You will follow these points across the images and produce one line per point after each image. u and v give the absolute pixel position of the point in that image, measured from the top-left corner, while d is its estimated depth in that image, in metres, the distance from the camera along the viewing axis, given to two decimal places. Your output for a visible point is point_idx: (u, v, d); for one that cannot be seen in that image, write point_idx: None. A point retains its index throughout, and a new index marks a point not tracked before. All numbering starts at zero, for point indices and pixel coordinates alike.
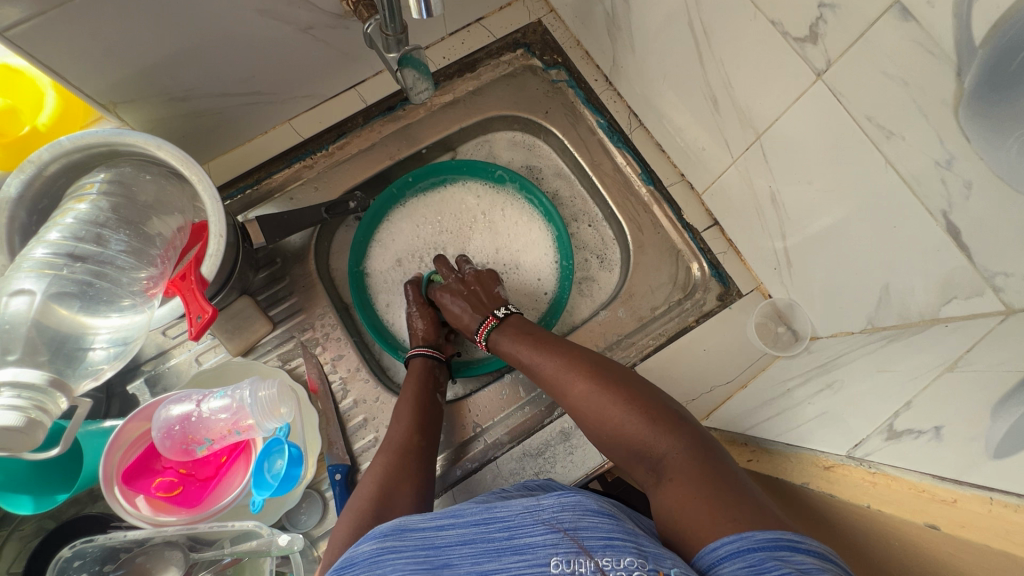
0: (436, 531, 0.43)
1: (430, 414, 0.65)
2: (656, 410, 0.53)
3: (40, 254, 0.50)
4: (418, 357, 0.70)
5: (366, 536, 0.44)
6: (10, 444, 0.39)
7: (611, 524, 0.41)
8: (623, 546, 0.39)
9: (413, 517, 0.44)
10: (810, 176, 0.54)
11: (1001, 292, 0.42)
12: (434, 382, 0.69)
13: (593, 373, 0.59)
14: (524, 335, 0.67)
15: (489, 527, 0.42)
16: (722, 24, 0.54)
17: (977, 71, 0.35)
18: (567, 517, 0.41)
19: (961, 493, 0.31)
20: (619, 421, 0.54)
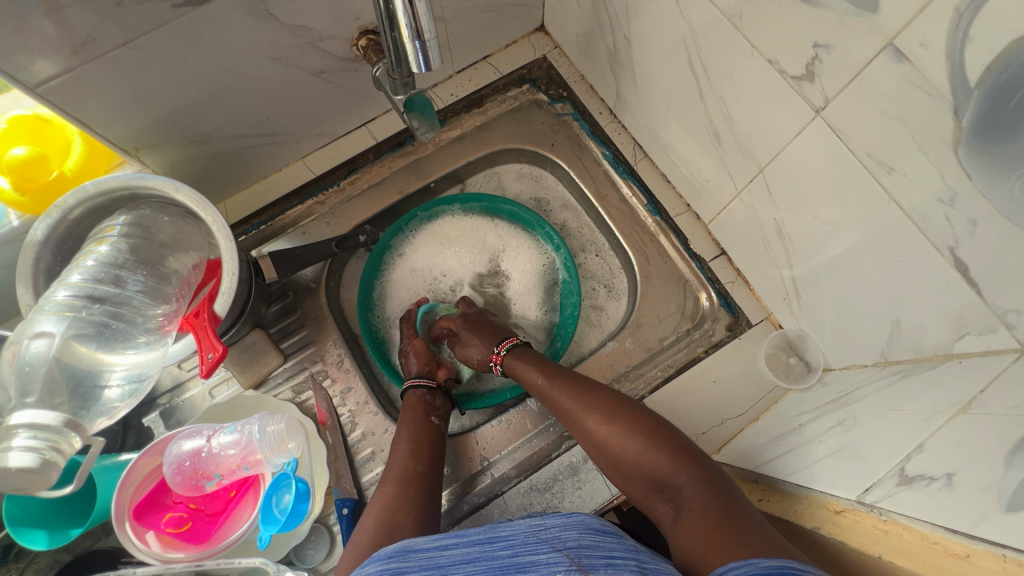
0: (440, 551, 0.45)
1: (424, 439, 0.65)
2: (674, 446, 0.56)
3: (61, 297, 0.52)
4: (412, 390, 0.70)
5: (370, 559, 0.46)
6: (25, 484, 0.40)
7: (612, 541, 0.44)
8: (623, 564, 0.42)
9: (418, 540, 0.47)
10: (814, 208, 0.54)
11: (1014, 329, 0.41)
12: (425, 406, 0.69)
13: (607, 406, 0.61)
14: (538, 370, 0.67)
15: (493, 547, 0.45)
16: (720, 61, 0.55)
17: (973, 113, 0.35)
18: (569, 535, 0.44)
19: (976, 549, 0.30)
20: (639, 456, 0.56)
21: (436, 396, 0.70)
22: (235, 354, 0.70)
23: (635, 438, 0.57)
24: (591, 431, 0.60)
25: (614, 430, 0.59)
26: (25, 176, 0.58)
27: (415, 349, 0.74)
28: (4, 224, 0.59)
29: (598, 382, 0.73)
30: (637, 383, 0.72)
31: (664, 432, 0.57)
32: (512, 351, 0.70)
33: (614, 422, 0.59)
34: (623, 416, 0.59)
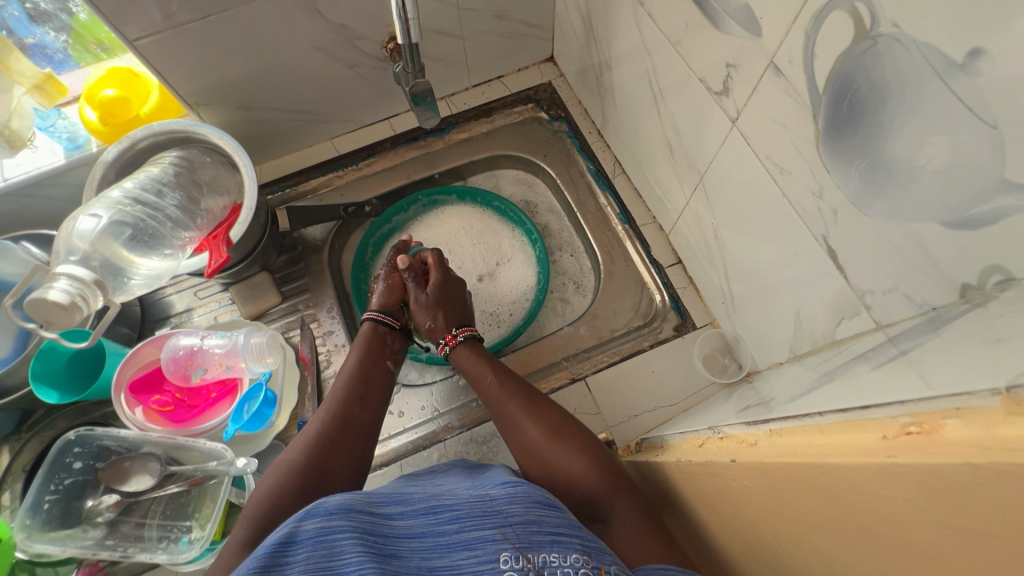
0: (383, 519, 0.47)
1: (375, 377, 0.70)
2: (608, 464, 0.60)
3: (115, 195, 0.65)
4: (372, 322, 0.76)
5: (308, 512, 0.45)
6: (54, 318, 0.51)
7: (555, 515, 0.49)
8: (567, 543, 0.46)
9: (359, 498, 0.48)
10: (738, 210, 0.62)
11: (871, 310, 0.47)
12: (384, 346, 0.74)
13: (552, 423, 0.64)
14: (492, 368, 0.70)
15: (438, 519, 0.48)
16: (670, 83, 0.66)
17: (824, 115, 0.44)
18: (516, 511, 0.48)
19: (761, 435, 0.35)
20: (574, 469, 0.59)
21: (395, 340, 0.76)
22: (241, 290, 0.84)
23: (573, 453, 0.60)
24: (533, 445, 0.63)
25: (553, 442, 0.62)
26: (111, 112, 0.74)
27: (391, 283, 0.80)
28: (86, 150, 0.75)
29: (550, 359, 0.80)
30: (583, 364, 0.79)
31: (603, 454, 0.61)
32: (462, 342, 0.74)
33: (554, 435, 0.62)
34: (565, 435, 0.62)
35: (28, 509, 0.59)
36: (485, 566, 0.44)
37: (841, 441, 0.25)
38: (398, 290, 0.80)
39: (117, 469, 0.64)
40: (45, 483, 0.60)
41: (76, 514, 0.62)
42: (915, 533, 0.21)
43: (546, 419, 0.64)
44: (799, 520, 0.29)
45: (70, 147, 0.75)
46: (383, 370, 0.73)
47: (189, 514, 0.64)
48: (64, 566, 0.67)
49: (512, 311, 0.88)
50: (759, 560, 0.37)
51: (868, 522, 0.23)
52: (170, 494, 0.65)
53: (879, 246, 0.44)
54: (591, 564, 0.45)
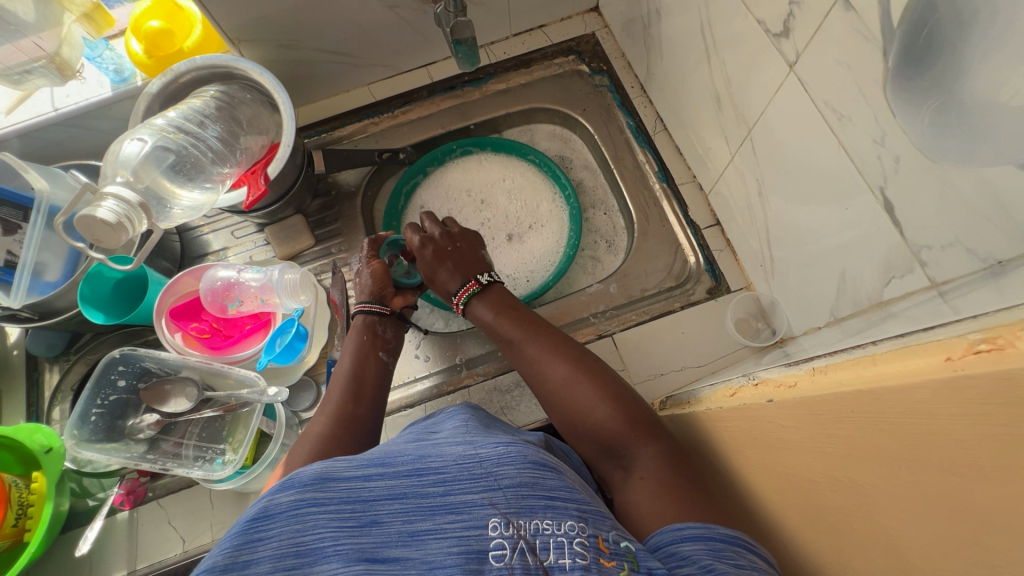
0: (362, 483, 0.44)
1: (368, 374, 0.67)
2: (631, 412, 0.58)
3: (160, 124, 0.66)
4: (363, 316, 0.71)
5: (282, 484, 0.43)
6: (102, 236, 0.53)
7: (550, 477, 0.48)
8: (562, 510, 0.46)
9: (336, 465, 0.45)
10: (789, 165, 0.59)
11: (926, 267, 0.45)
12: (373, 338, 0.71)
13: (576, 366, 0.62)
14: (507, 310, 0.69)
15: (422, 481, 0.46)
16: (724, 28, 0.62)
17: (896, 51, 0.41)
18: (507, 473, 0.47)
19: (800, 376, 0.34)
20: (594, 414, 0.59)
21: (387, 329, 0.72)
22: (276, 230, 0.85)
23: (593, 399, 0.59)
24: (554, 388, 0.62)
25: (571, 386, 0.61)
26: (156, 44, 0.74)
27: (374, 269, 0.74)
28: (132, 83, 0.76)
29: (577, 315, 0.79)
30: (611, 322, 0.78)
31: (625, 396, 0.60)
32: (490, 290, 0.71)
33: (574, 380, 0.61)
34: (591, 377, 0.61)
35: (77, 420, 0.62)
36: (472, 531, 0.43)
37: (897, 366, 0.24)
38: (384, 279, 0.75)
39: (157, 391, 0.67)
40: (92, 397, 0.63)
41: (119, 430, 0.66)
42: (977, 451, 0.20)
43: (569, 363, 0.63)
44: (837, 455, 0.29)
45: (116, 79, 0.76)
46: (377, 364, 0.69)
47: (223, 438, 0.67)
48: (109, 480, 0.73)
49: (530, 275, 0.87)
50: (788, 502, 0.37)
51: (923, 449, 0.23)
52: (206, 418, 0.68)
53: (943, 198, 0.41)
54: (588, 531, 0.44)
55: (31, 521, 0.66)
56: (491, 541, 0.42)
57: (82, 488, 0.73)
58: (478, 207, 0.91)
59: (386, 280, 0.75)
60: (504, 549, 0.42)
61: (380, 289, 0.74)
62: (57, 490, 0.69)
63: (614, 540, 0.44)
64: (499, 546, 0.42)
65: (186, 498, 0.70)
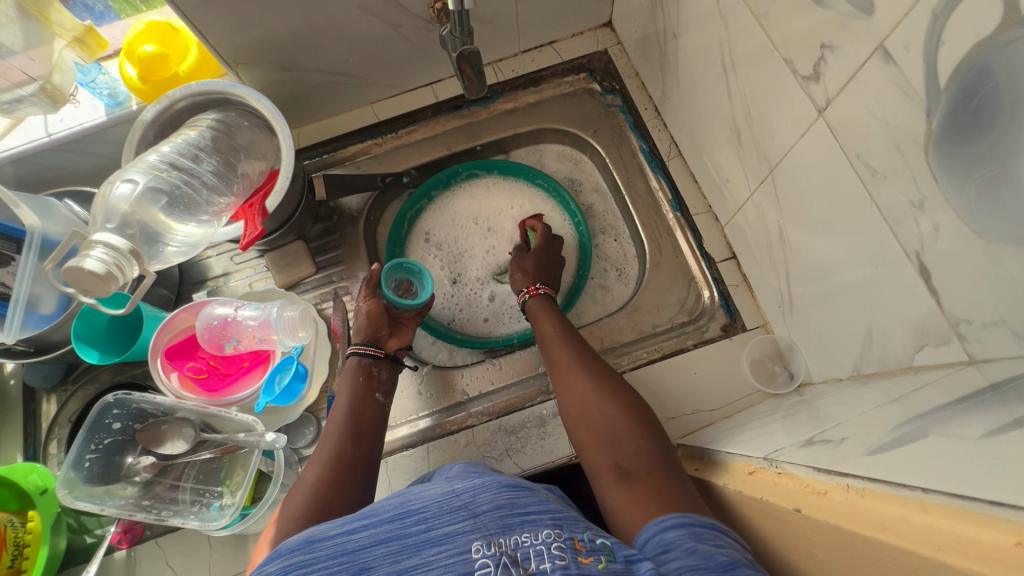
0: (347, 538, 0.43)
1: (365, 415, 0.65)
2: (659, 443, 0.55)
3: (153, 160, 0.64)
4: (356, 358, 0.69)
5: (269, 556, 0.43)
6: (90, 286, 0.51)
7: (525, 496, 0.47)
8: (539, 521, 0.44)
9: (322, 529, 0.45)
10: (813, 211, 0.55)
11: (965, 341, 0.41)
12: (369, 378, 0.69)
13: (612, 389, 0.61)
14: (560, 324, 0.70)
15: (404, 523, 0.44)
16: (748, 61, 0.59)
17: (942, 113, 0.37)
18: (484, 500, 0.45)
19: (832, 484, 0.32)
20: (621, 434, 0.56)
21: (383, 370, 0.70)
22: (277, 257, 0.82)
23: (624, 419, 0.57)
24: (587, 402, 0.61)
25: (606, 401, 0.59)
26: (150, 69, 0.71)
27: (368, 310, 0.73)
28: (127, 107, 0.74)
29: None
30: (621, 359, 0.75)
31: (656, 430, 0.57)
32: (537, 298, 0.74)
33: (608, 397, 0.60)
34: (625, 402, 0.59)
35: (70, 466, 0.60)
36: (457, 559, 0.41)
37: (957, 531, 0.23)
38: (379, 318, 0.73)
39: (153, 432, 0.66)
40: (86, 442, 0.62)
41: (115, 472, 0.64)
42: None
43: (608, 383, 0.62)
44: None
45: (110, 104, 0.74)
46: (374, 405, 0.67)
47: (220, 480, 0.66)
48: (106, 516, 0.72)
49: None
50: None
51: None
52: (203, 459, 0.66)
53: (989, 275, 0.38)
54: (564, 535, 0.43)
55: (28, 562, 0.64)
56: (475, 563, 0.40)
57: (79, 524, 0.71)
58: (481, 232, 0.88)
59: (380, 321, 0.73)
60: (489, 567, 0.40)
61: (374, 330, 0.72)
62: (53, 530, 0.67)
63: (590, 539, 0.43)
64: (484, 565, 0.40)
65: (184, 538, 0.69)
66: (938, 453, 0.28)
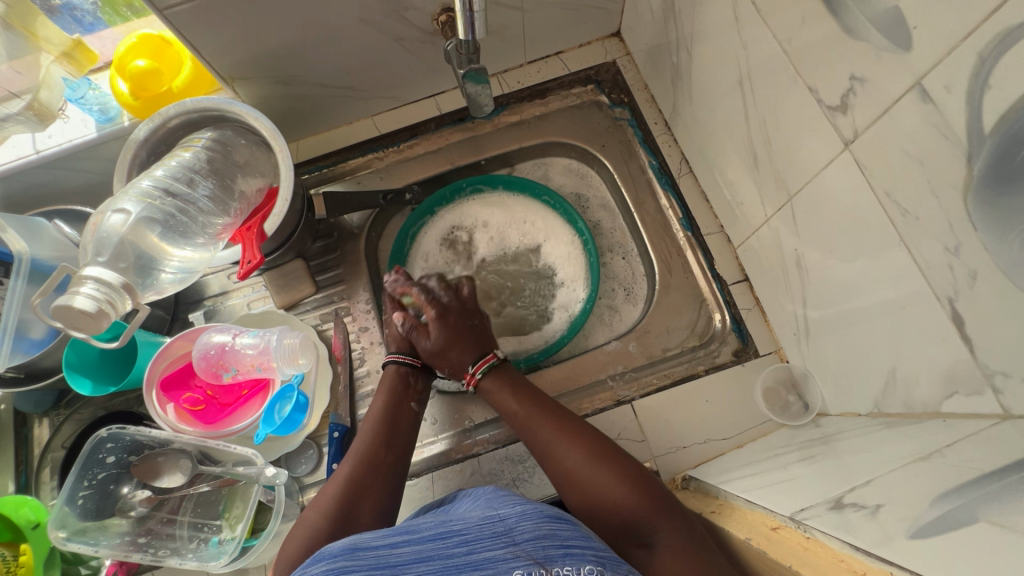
0: (388, 551, 0.43)
1: (400, 421, 0.65)
2: (653, 488, 0.54)
3: (145, 186, 0.61)
4: (394, 365, 0.69)
5: (312, 559, 0.42)
6: (81, 325, 0.49)
7: (565, 528, 0.46)
8: (581, 555, 0.43)
9: (361, 539, 0.44)
10: (835, 244, 0.53)
11: (1000, 394, 0.40)
12: (407, 387, 0.68)
13: (588, 444, 0.58)
14: (516, 387, 0.65)
15: (446, 544, 0.43)
16: (767, 84, 0.56)
17: (985, 160, 0.35)
18: (526, 528, 0.44)
19: (871, 566, 0.30)
20: (615, 496, 0.54)
21: (419, 379, 0.70)
22: (275, 277, 0.80)
23: (612, 479, 0.55)
24: (570, 471, 0.57)
25: (589, 463, 0.57)
26: (142, 85, 0.68)
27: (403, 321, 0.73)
28: (118, 123, 0.71)
29: (594, 375, 0.75)
30: (630, 386, 0.73)
31: (644, 475, 0.56)
32: (485, 379, 0.66)
33: (590, 457, 0.57)
34: (604, 456, 0.57)
35: (64, 502, 0.58)
36: None
37: None
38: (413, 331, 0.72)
39: (149, 465, 0.63)
40: (79, 479, 0.59)
41: (110, 507, 0.62)
42: None
43: (583, 441, 0.59)
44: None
45: (101, 120, 0.71)
46: (408, 412, 0.67)
47: (219, 513, 0.63)
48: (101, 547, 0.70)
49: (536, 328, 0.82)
50: None
51: None
52: (201, 492, 0.64)
53: None
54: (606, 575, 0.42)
55: None
56: None
57: (75, 556, 0.68)
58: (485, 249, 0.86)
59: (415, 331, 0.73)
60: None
61: (409, 342, 0.72)
62: (46, 565, 0.65)
63: None
64: None
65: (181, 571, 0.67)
66: (991, 544, 0.26)
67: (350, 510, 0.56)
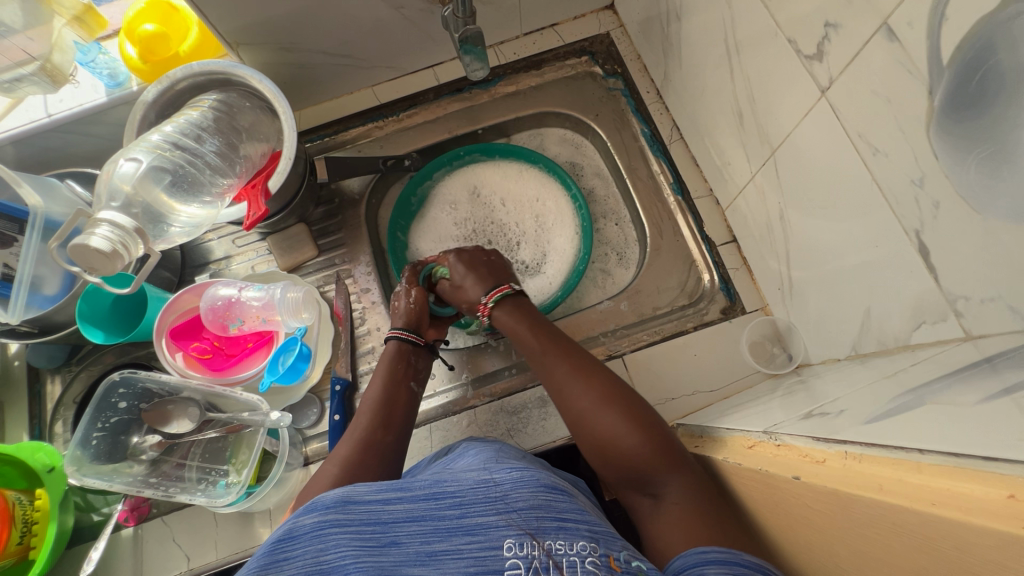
0: (381, 506, 0.43)
1: (398, 402, 0.65)
2: (663, 442, 0.54)
3: (155, 139, 0.63)
4: (395, 342, 0.70)
5: (307, 506, 0.42)
6: (97, 264, 0.51)
7: (562, 499, 0.47)
8: (575, 531, 0.44)
9: (357, 488, 0.44)
10: (813, 192, 0.56)
11: (962, 318, 0.42)
12: (406, 366, 0.69)
13: (602, 393, 0.58)
14: (532, 331, 0.65)
15: (438, 504, 0.45)
16: (750, 42, 0.59)
17: (945, 90, 0.37)
18: (521, 497, 0.46)
19: (829, 453, 0.32)
20: (624, 444, 0.55)
21: (420, 359, 0.70)
22: (279, 240, 0.83)
23: (623, 426, 0.55)
24: (582, 415, 0.58)
25: (600, 408, 0.57)
26: (150, 49, 0.71)
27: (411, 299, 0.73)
28: (127, 88, 0.73)
29: (586, 333, 0.78)
30: (621, 341, 0.76)
31: (657, 427, 0.55)
32: (507, 304, 0.69)
33: (602, 404, 0.57)
34: (621, 402, 0.57)
35: (77, 444, 0.61)
36: (488, 553, 0.42)
37: (953, 490, 0.24)
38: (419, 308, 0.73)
39: (159, 412, 0.67)
40: (93, 421, 0.62)
41: (122, 449, 0.65)
42: None
43: (598, 387, 0.59)
44: (892, 550, 0.27)
45: (110, 84, 0.73)
46: (406, 393, 0.67)
47: (226, 459, 0.66)
48: (113, 495, 0.73)
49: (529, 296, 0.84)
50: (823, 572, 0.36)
51: None
52: (209, 438, 0.67)
53: (988, 251, 0.38)
54: (598, 551, 0.43)
55: (36, 539, 0.65)
56: (505, 562, 0.41)
57: (86, 503, 0.72)
58: (477, 220, 0.89)
59: (421, 311, 0.73)
60: (518, 570, 0.41)
61: (415, 318, 0.73)
62: (61, 508, 0.68)
63: (625, 560, 0.43)
64: (514, 566, 0.41)
65: (190, 516, 0.70)
66: (934, 419, 0.29)
67: (351, 446, 0.59)
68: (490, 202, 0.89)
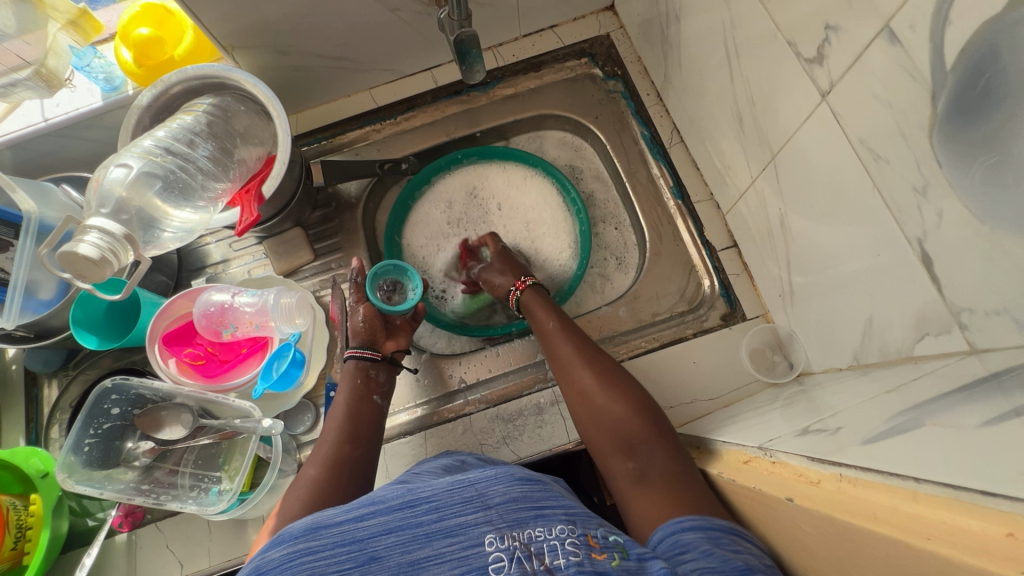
0: (354, 525, 0.42)
1: (363, 417, 0.65)
2: (651, 418, 0.57)
3: (147, 145, 0.63)
4: (355, 361, 0.69)
5: (275, 541, 0.43)
6: (85, 271, 0.51)
7: (538, 489, 0.47)
8: (552, 516, 0.44)
9: (325, 514, 0.44)
10: (814, 198, 0.54)
11: (966, 330, 0.41)
12: (366, 382, 0.68)
13: (602, 368, 0.62)
14: (546, 314, 0.70)
15: (414, 511, 0.43)
16: (750, 44, 0.58)
17: (948, 95, 0.36)
18: (497, 492, 0.45)
19: (823, 474, 0.31)
20: (616, 414, 0.57)
21: (381, 372, 0.70)
22: (275, 244, 0.82)
23: (617, 399, 0.58)
24: (581, 387, 0.61)
25: (597, 382, 0.61)
26: (145, 53, 0.70)
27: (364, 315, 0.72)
28: (122, 92, 0.73)
29: None
30: (619, 348, 0.75)
31: (646, 405, 0.58)
32: (530, 289, 0.74)
33: (601, 377, 0.61)
34: (617, 379, 0.61)
35: (69, 450, 0.60)
36: (469, 552, 0.41)
37: (953, 525, 0.22)
38: (374, 324, 0.72)
39: (152, 418, 0.66)
40: (85, 427, 0.62)
41: (114, 456, 0.65)
42: None
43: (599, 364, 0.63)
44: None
45: (106, 88, 0.73)
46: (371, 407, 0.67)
47: (219, 466, 0.66)
48: (107, 500, 0.73)
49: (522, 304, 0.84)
50: None
51: None
52: (202, 444, 0.66)
53: (993, 263, 0.37)
54: (577, 531, 0.43)
55: (30, 544, 0.65)
56: (489, 556, 0.41)
57: (81, 508, 0.72)
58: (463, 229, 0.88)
59: (376, 324, 0.72)
60: (503, 561, 0.40)
61: (371, 333, 0.71)
62: (55, 514, 0.68)
63: (603, 536, 0.44)
64: (497, 559, 0.40)
65: (184, 522, 0.69)
66: (934, 443, 0.28)
67: None
68: (483, 199, 0.88)
